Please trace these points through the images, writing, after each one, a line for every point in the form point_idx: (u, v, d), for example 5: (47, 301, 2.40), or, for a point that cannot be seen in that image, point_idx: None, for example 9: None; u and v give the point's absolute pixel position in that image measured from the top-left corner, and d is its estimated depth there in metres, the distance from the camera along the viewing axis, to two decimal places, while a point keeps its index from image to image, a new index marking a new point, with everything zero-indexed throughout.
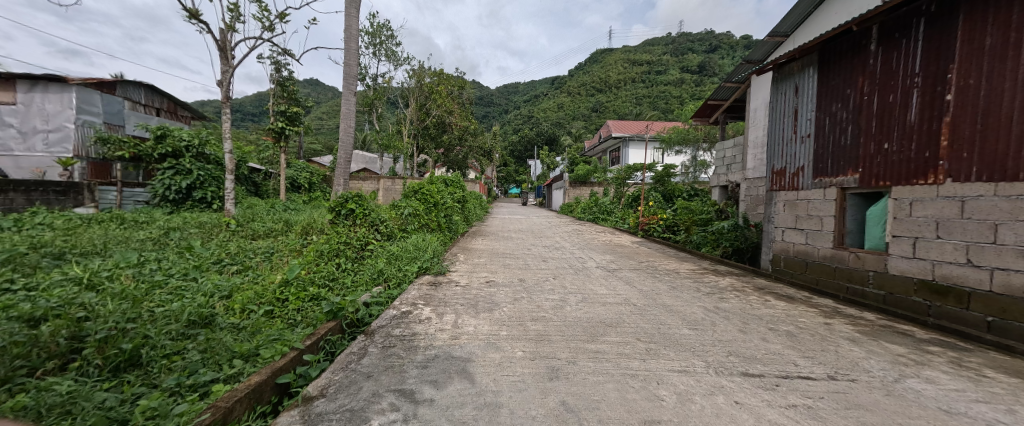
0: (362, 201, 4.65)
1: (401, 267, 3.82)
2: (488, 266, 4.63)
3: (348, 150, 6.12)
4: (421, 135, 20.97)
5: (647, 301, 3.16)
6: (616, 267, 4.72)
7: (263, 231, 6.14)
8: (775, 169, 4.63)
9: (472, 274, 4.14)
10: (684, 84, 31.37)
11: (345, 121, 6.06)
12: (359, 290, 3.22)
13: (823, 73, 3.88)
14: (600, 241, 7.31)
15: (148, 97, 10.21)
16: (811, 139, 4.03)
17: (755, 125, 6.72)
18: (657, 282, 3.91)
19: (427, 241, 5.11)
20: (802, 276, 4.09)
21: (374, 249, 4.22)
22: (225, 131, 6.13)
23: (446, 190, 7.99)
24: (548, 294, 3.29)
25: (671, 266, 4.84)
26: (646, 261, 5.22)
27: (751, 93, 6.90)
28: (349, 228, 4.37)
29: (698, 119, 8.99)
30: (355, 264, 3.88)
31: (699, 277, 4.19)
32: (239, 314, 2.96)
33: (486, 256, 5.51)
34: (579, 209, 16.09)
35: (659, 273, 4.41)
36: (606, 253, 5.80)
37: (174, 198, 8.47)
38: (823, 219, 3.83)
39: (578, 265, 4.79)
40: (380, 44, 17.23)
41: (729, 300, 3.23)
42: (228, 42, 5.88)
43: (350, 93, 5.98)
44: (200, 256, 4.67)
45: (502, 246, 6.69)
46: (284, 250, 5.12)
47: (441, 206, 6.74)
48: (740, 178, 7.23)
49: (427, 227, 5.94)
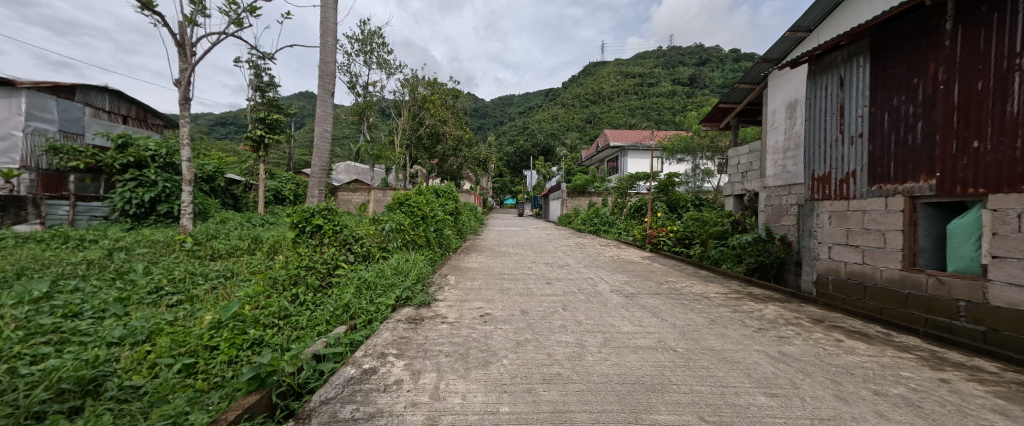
0: (332, 215, 3.86)
1: (373, 298, 3.05)
2: (482, 292, 3.87)
3: (324, 158, 5.42)
4: (413, 146, 20.37)
5: (687, 342, 2.43)
6: (633, 291, 4.00)
7: (225, 250, 5.33)
8: (816, 176, 4.01)
9: (462, 304, 3.38)
10: (677, 95, 31.36)
11: (320, 125, 5.37)
12: (314, 336, 2.46)
13: (878, 62, 3.30)
14: (607, 257, 6.59)
15: (113, 103, 9.45)
16: (865, 140, 3.42)
17: (774, 129, 6.24)
18: (690, 313, 3.19)
19: (411, 262, 4.34)
20: (861, 302, 3.40)
21: (345, 274, 3.46)
22: (183, 136, 5.39)
23: (437, 202, 7.27)
24: (559, 335, 2.54)
25: (698, 288, 4.14)
26: (666, 282, 4.50)
27: (767, 94, 6.46)
28: (314, 249, 3.59)
29: (708, 124, 8.44)
30: (317, 295, 3.12)
31: (736, 304, 3.48)
32: (146, 373, 2.16)
33: (480, 277, 4.76)
34: (578, 220, 15.45)
35: (687, 299, 3.70)
36: (617, 273, 5.08)
37: (135, 213, 7.68)
38: (887, 236, 3.17)
39: (589, 289, 4.05)
40: (371, 52, 16.74)
41: (791, 341, 2.51)
42: (187, 37, 5.25)
43: (325, 93, 5.32)
44: (133, 285, 3.84)
45: (499, 264, 5.94)
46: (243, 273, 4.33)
47: (430, 219, 6.00)
48: (758, 186, 6.65)
49: (412, 245, 5.17)
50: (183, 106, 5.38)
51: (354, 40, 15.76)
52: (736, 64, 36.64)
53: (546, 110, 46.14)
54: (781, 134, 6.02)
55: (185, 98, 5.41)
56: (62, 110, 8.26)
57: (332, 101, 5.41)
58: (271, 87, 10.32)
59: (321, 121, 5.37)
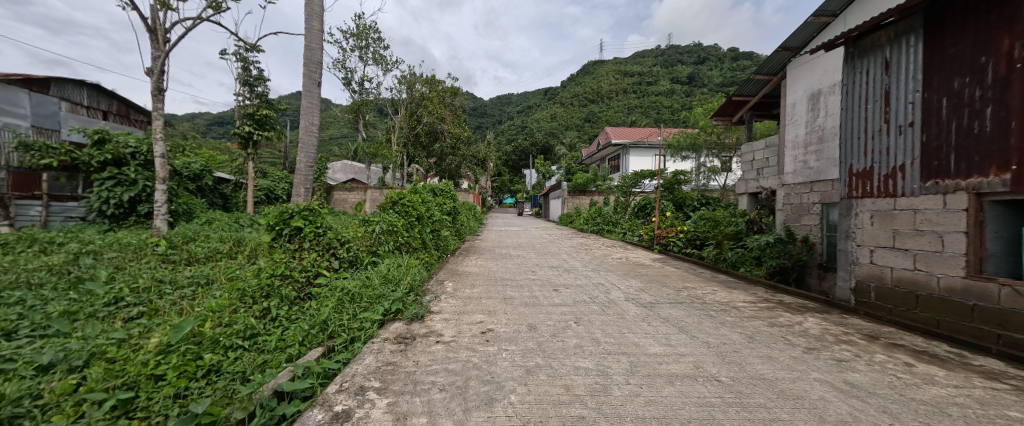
0: (314, 215, 3.40)
1: (356, 313, 2.61)
2: (483, 302, 3.44)
3: (310, 153, 4.99)
4: (411, 144, 19.91)
5: (731, 369, 2.01)
6: (651, 300, 3.58)
7: (203, 254, 4.89)
8: (854, 172, 3.61)
9: (460, 318, 2.94)
10: (676, 94, 31.00)
11: (305, 117, 4.94)
12: (282, 364, 2.03)
13: (935, 41, 2.89)
14: (616, 260, 6.17)
15: (93, 98, 8.96)
16: (917, 129, 3.01)
17: (794, 122, 5.87)
18: (722, 327, 2.77)
19: (404, 268, 3.91)
20: (912, 314, 2.98)
21: (327, 284, 3.02)
22: (156, 130, 4.95)
23: (434, 201, 6.85)
24: (576, 359, 2.13)
25: (722, 296, 3.74)
26: (685, 288, 4.10)
27: (787, 85, 6.08)
28: (292, 255, 3.14)
29: (719, 119, 8.04)
30: (293, 309, 2.69)
31: (771, 316, 3.06)
32: (69, 412, 1.63)
33: (480, 283, 4.33)
34: (580, 220, 15.05)
35: (714, 309, 3.30)
36: (629, 278, 4.66)
37: (113, 213, 7.26)
38: (946, 238, 2.74)
39: (602, 298, 3.63)
40: (366, 48, 16.28)
41: (854, 366, 2.09)
42: (159, 22, 4.82)
43: (311, 82, 4.89)
44: (90, 296, 3.40)
45: (501, 268, 5.51)
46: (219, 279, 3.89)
47: (426, 219, 5.57)
48: (776, 184, 6.26)
49: (406, 248, 4.73)
50: (156, 98, 4.94)
51: (349, 35, 15.31)
52: (736, 62, 36.34)
53: (545, 108, 45.73)
54: (803, 127, 5.64)
55: (159, 89, 4.98)
56: (35, 104, 7.78)
57: (318, 92, 4.99)
58: (260, 81, 9.84)
59: (307, 113, 4.93)
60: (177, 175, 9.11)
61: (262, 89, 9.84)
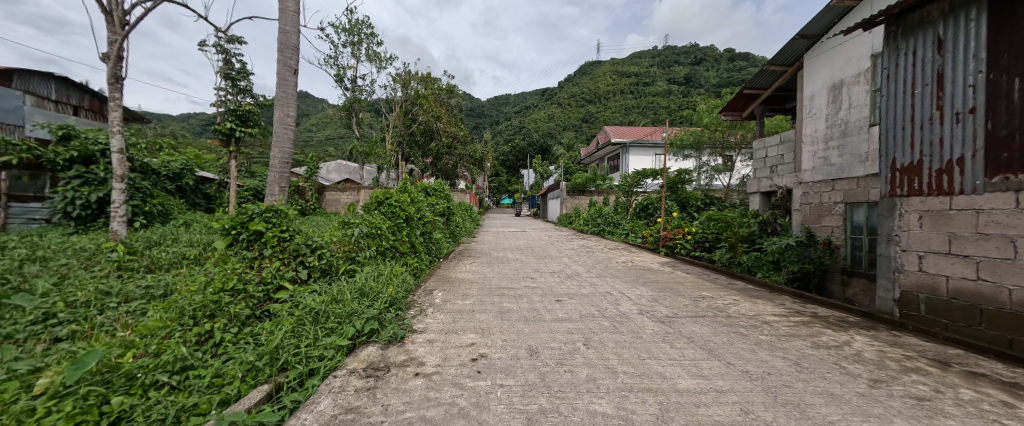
0: (279, 218, 2.93)
1: (319, 337, 2.12)
2: (475, 317, 2.97)
3: (285, 148, 4.51)
4: (406, 143, 19.43)
5: (790, 415, 1.56)
6: (668, 313, 3.13)
7: (166, 261, 4.38)
8: (897, 167, 3.17)
9: (448, 339, 2.47)
10: (675, 93, 30.65)
11: (279, 108, 4.45)
12: (208, 412, 1.54)
13: (998, 13, 2.44)
14: (621, 264, 5.73)
15: (61, 91, 8.42)
16: (980, 116, 2.56)
17: (812, 116, 5.47)
18: (759, 350, 2.31)
19: (387, 277, 3.42)
20: (976, 331, 2.55)
21: (288, 300, 2.53)
22: (113, 122, 4.46)
23: (425, 201, 6.38)
24: (591, 401, 1.67)
25: (747, 307, 3.29)
26: (703, 298, 3.64)
27: (804, 76, 5.68)
28: (249, 264, 2.66)
29: (728, 114, 7.64)
30: (243, 332, 2.20)
31: (812, 334, 2.61)
32: None
33: (473, 293, 3.85)
34: (580, 220, 14.63)
35: (742, 324, 2.85)
36: (639, 286, 4.21)
37: (80, 215, 6.73)
38: (1019, 245, 2.32)
39: (612, 311, 3.17)
40: (359, 43, 15.77)
41: (943, 408, 1.64)
42: (116, 3, 4.35)
43: (286, 69, 4.41)
44: (15, 313, 2.89)
45: (497, 274, 5.05)
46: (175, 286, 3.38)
47: (415, 221, 5.09)
48: (792, 182, 5.85)
49: (391, 253, 4.24)
50: (113, 86, 4.45)
51: (340, 30, 14.79)
52: (734, 61, 36.02)
53: (543, 108, 45.33)
54: (824, 121, 5.23)
55: (117, 76, 4.49)
56: None
57: (294, 80, 4.51)
58: (243, 75, 9.30)
59: (281, 103, 4.44)
60: (155, 174, 8.59)
61: (245, 83, 9.30)
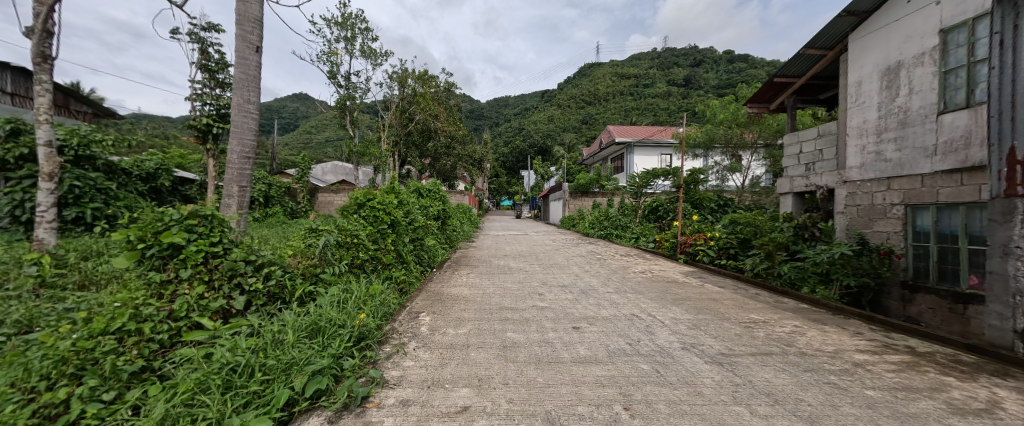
0: (207, 226, 2.19)
1: (226, 411, 1.35)
2: (471, 358, 2.23)
3: (246, 139, 3.78)
4: (402, 144, 18.71)
5: None
6: (722, 348, 2.40)
7: (102, 276, 3.64)
8: (1017, 159, 2.43)
9: (429, 400, 1.72)
10: (677, 93, 29.92)
11: (238, 92, 3.72)
12: None
13: None
14: (640, 276, 5.00)
15: (14, 83, 7.60)
16: None
17: (860, 105, 4.78)
18: (883, 420, 1.58)
19: (358, 301, 2.68)
20: None
21: (207, 343, 1.78)
22: (41, 108, 3.76)
23: (417, 203, 5.66)
24: None
25: (821, 340, 2.57)
26: (757, 324, 2.91)
27: (849, 60, 4.99)
28: (153, 293, 1.90)
29: (754, 106, 7.02)
30: (117, 401, 1.43)
31: (935, 388, 1.88)
32: None
33: (470, 317, 3.13)
34: (585, 223, 13.91)
35: (830, 368, 2.12)
36: (670, 305, 3.48)
37: (29, 219, 5.97)
38: None
39: (647, 346, 2.44)
40: (352, 39, 15.06)
41: None
42: None
43: (246, 46, 3.69)
44: None
45: (497, 288, 4.32)
46: (90, 304, 2.69)
47: (403, 227, 4.36)
48: (834, 181, 5.17)
49: (370, 267, 3.51)
50: (40, 66, 3.75)
51: (333, 24, 14.06)
52: (735, 62, 35.39)
53: (543, 108, 44.67)
54: (876, 110, 4.54)
55: (44, 55, 3.78)
56: None
57: (257, 60, 3.79)
58: (221, 67, 8.57)
59: (241, 86, 3.71)
60: (124, 174, 7.89)
61: (225, 75, 8.57)
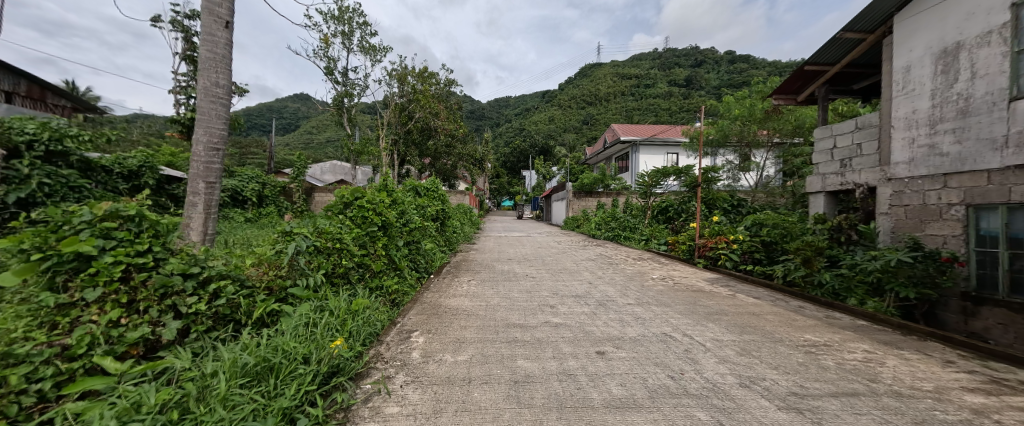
0: (126, 232, 1.67)
1: None
2: (474, 402, 1.71)
3: (214, 128, 3.28)
4: (402, 142, 18.24)
5: None
6: (791, 385, 1.89)
7: None
8: None
9: None
10: (676, 94, 29.33)
11: (204, 74, 3.23)
12: None
13: None
14: (661, 284, 4.51)
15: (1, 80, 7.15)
16: None
17: (910, 93, 4.27)
18: None
19: (333, 322, 2.17)
20: None
21: (107, 395, 1.26)
22: None
23: (413, 202, 5.17)
24: None
25: (910, 372, 2.06)
26: (821, 349, 2.40)
27: (895, 43, 4.47)
28: (35, 327, 1.37)
29: (780, 98, 6.55)
30: None
31: None
32: None
33: (473, 337, 2.63)
34: (590, 224, 13.44)
35: (949, 419, 1.60)
36: (706, 322, 2.97)
37: None
38: None
39: (695, 381, 1.93)
40: (349, 34, 14.56)
41: None
42: None
43: (213, 20, 3.21)
44: None
45: (503, 298, 3.84)
46: None
47: (396, 229, 3.86)
48: (876, 178, 4.66)
49: (355, 277, 3.01)
50: None
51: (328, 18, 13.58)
52: (738, 61, 34.85)
53: (544, 108, 44.16)
54: (931, 97, 4.02)
55: None
56: None
57: (227, 36, 3.30)
58: None
59: (207, 67, 3.22)
60: (103, 172, 7.44)
61: None
